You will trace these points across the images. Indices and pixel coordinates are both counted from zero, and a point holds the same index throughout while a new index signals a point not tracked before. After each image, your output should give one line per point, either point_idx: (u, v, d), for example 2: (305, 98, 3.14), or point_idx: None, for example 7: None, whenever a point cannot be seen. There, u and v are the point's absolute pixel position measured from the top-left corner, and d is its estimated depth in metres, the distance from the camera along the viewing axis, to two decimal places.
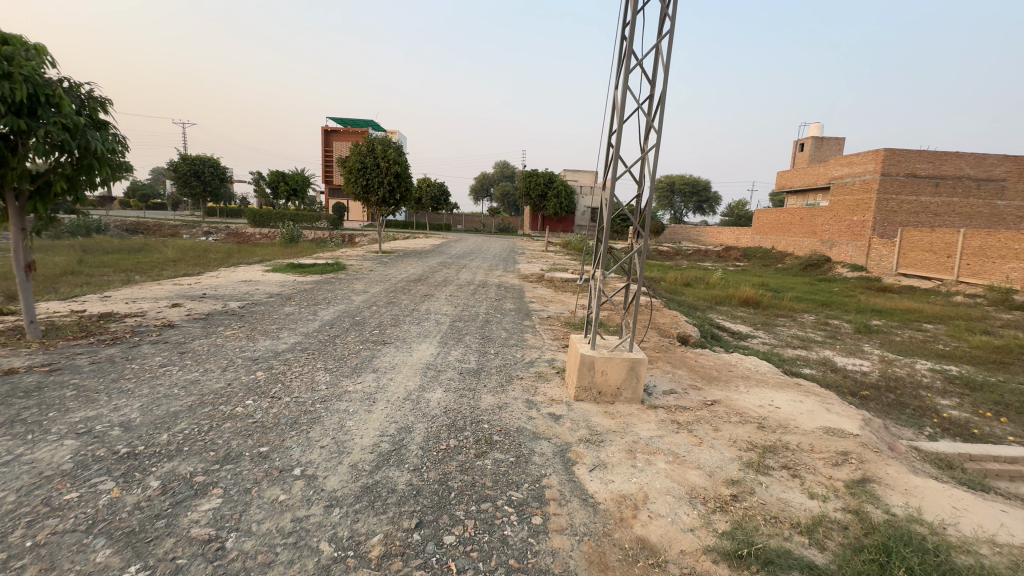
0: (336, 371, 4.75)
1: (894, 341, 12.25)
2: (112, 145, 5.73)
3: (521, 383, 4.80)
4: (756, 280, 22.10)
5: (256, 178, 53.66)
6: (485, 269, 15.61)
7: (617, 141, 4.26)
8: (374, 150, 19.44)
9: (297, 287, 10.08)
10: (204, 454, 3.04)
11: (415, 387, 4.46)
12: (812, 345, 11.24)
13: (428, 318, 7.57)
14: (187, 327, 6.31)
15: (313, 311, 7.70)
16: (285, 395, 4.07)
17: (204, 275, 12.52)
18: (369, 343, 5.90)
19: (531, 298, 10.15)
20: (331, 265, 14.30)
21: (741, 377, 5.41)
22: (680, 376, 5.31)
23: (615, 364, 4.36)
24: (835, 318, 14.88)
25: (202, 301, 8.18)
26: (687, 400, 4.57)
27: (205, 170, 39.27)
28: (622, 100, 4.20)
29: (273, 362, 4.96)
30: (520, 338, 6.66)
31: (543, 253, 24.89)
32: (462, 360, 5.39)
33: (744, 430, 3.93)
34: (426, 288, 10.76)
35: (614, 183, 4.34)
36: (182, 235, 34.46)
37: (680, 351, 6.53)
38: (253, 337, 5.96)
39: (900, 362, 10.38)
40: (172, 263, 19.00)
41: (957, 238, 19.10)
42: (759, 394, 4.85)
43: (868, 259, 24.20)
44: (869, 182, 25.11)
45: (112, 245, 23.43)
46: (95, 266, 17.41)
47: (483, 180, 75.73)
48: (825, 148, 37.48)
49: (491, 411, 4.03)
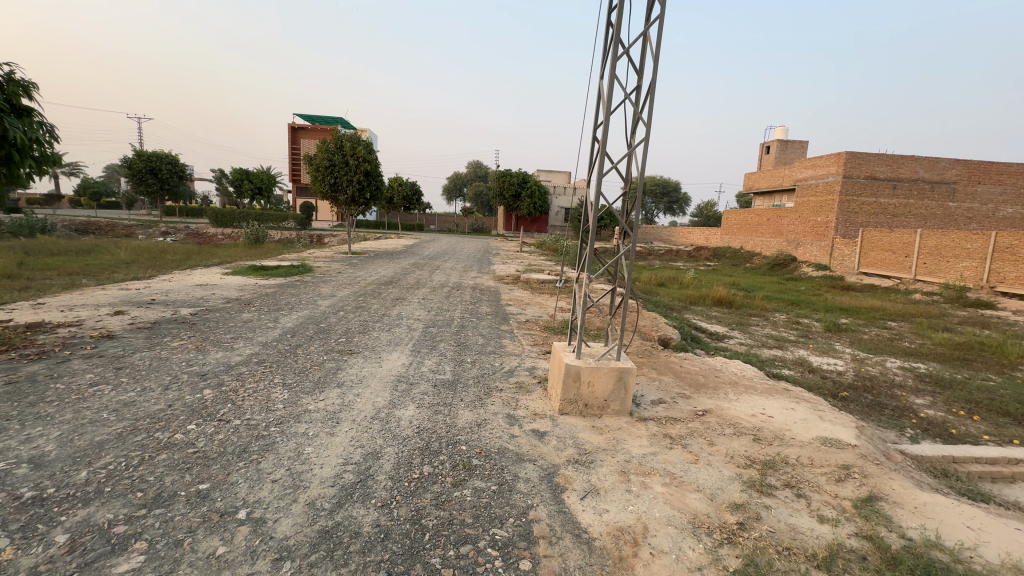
0: (297, 387, 4.27)
1: (864, 340, 12.47)
2: (39, 135, 5.09)
3: (501, 397, 4.43)
4: (728, 279, 22.41)
5: (218, 176, 51.60)
6: (460, 271, 15.18)
7: (603, 134, 3.96)
8: (342, 148, 18.72)
9: (259, 291, 9.44)
10: (129, 497, 2.56)
11: (386, 403, 4.05)
12: (787, 345, 11.30)
13: (400, 323, 7.12)
14: (128, 338, 5.66)
15: (274, 317, 7.12)
16: (235, 418, 3.59)
17: (157, 278, 11.66)
18: (335, 353, 5.41)
19: (508, 301, 9.78)
20: (296, 267, 13.59)
21: (729, 383, 5.20)
22: (667, 383, 5.04)
23: (602, 374, 4.05)
24: (805, 317, 15.10)
25: (150, 308, 7.47)
26: (677, 410, 4.30)
27: (162, 168, 37.34)
28: (609, 90, 3.91)
29: (224, 378, 4.44)
30: (498, 344, 6.28)
31: (517, 253, 24.60)
32: (436, 371, 4.98)
33: (740, 444, 3.68)
34: (397, 291, 10.27)
35: (600, 180, 4.03)
36: (137, 235, 32.68)
37: (664, 356, 6.29)
38: (204, 348, 5.38)
39: (871, 360, 10.51)
40: (123, 265, 17.83)
41: (914, 237, 19.82)
42: (750, 402, 4.64)
43: (832, 259, 24.90)
44: (832, 184, 25.86)
45: (58, 246, 21.93)
46: (37, 268, 16.17)
47: (456, 180, 75.18)
48: (790, 151, 38.55)
49: (470, 430, 3.66)
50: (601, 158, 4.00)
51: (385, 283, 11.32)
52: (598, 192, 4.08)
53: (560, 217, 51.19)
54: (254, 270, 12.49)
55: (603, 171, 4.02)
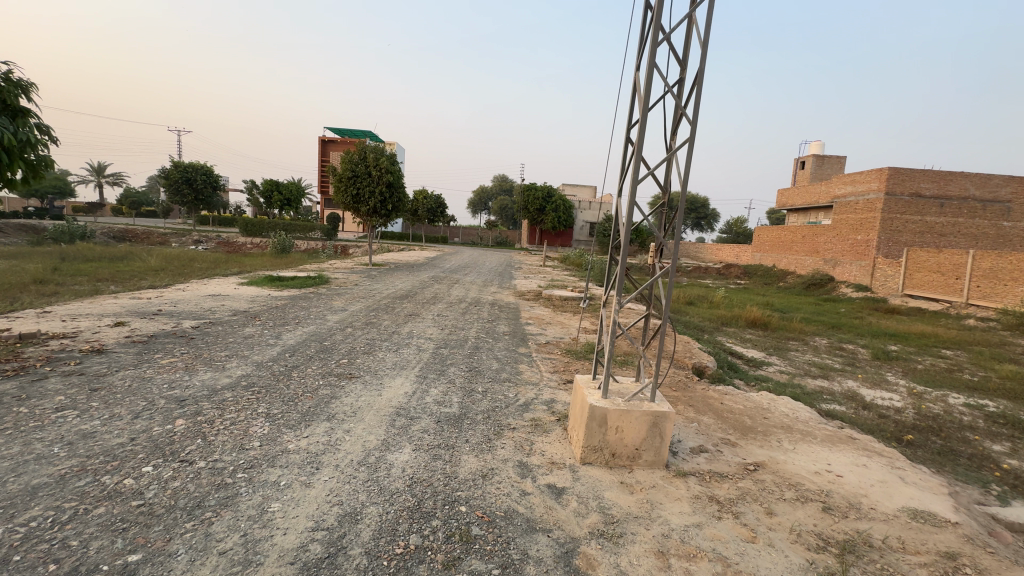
0: (279, 420, 3.74)
1: (919, 371, 11.31)
2: (32, 137, 4.82)
3: (512, 438, 3.80)
4: (761, 299, 21.28)
5: (250, 187, 53.01)
6: (480, 285, 14.71)
7: (639, 134, 3.37)
8: (365, 159, 18.60)
9: (269, 303, 9.10)
10: (37, 572, 2.04)
11: (380, 442, 3.50)
12: (832, 374, 10.30)
13: (409, 343, 6.58)
14: (117, 354, 5.28)
15: (277, 333, 6.68)
16: (200, 458, 3.07)
17: (174, 287, 11.56)
18: (332, 377, 4.88)
19: (527, 320, 9.19)
20: (314, 278, 13.36)
21: (781, 427, 4.43)
22: (709, 427, 4.30)
23: (634, 419, 3.40)
24: (849, 342, 13.96)
25: (152, 319, 7.16)
26: (723, 463, 3.59)
27: (197, 178, 38.41)
28: (647, 81, 3.33)
29: (204, 406, 3.95)
30: (514, 371, 5.66)
31: (540, 268, 24.00)
32: (441, 403, 4.39)
33: (808, 515, 2.96)
34: (412, 306, 9.79)
35: (634, 188, 3.42)
36: (170, 243, 33.58)
37: (701, 390, 5.55)
38: (193, 368, 4.93)
39: (931, 395, 9.40)
40: (150, 272, 18.00)
41: (965, 259, 18.36)
42: (810, 454, 3.88)
43: (872, 279, 23.44)
44: (873, 202, 24.40)
45: (94, 253, 22.47)
46: (68, 274, 16.44)
47: (481, 194, 75.27)
48: (826, 167, 37.09)
49: (472, 483, 3.05)
50: (635, 165, 3.39)
51: (401, 297, 10.91)
52: (632, 203, 3.46)
53: (585, 232, 50.33)
54: (271, 280, 12.30)
55: (637, 178, 3.42)
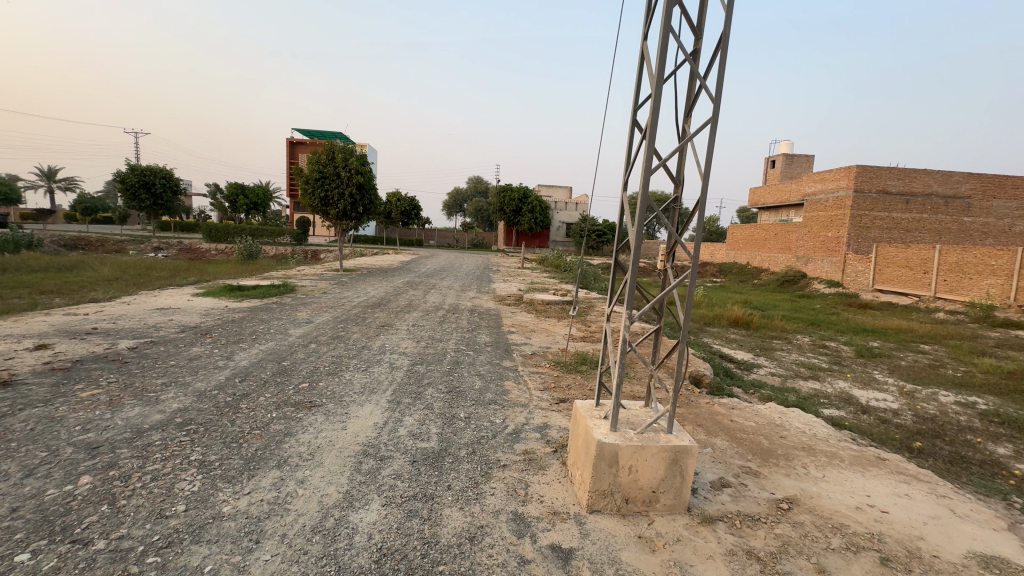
0: (215, 471, 3.02)
1: (902, 368, 11.19)
2: None
3: (502, 480, 3.18)
4: (740, 297, 21.26)
5: (215, 192, 50.85)
6: (457, 290, 14.03)
7: (653, 114, 2.81)
8: (334, 159, 17.64)
9: (225, 317, 8.24)
10: None
11: (342, 497, 2.83)
12: (821, 374, 10.04)
13: (380, 360, 5.88)
14: (27, 387, 4.41)
15: (229, 353, 5.88)
16: (100, 537, 2.34)
17: (120, 300, 10.49)
18: (287, 408, 4.15)
19: (510, 327, 8.60)
20: (278, 287, 12.44)
21: (803, 449, 3.94)
22: (724, 452, 3.80)
23: (650, 456, 2.84)
24: (831, 340, 13.84)
25: (83, 340, 6.25)
26: (752, 502, 3.07)
27: (156, 182, 36.33)
28: (663, 48, 2.78)
29: (123, 456, 3.18)
30: (499, 391, 5.01)
31: (518, 270, 23.44)
32: (419, 437, 3.73)
33: (865, 570, 2.45)
34: (385, 315, 9.06)
35: (646, 180, 2.85)
36: (127, 251, 31.65)
37: (705, 405, 5.05)
38: (118, 402, 4.12)
39: (921, 394, 9.19)
40: (100, 283, 16.64)
41: (932, 253, 18.65)
42: (843, 483, 3.40)
43: (844, 275, 23.72)
44: (843, 199, 24.77)
45: (38, 262, 20.77)
46: (6, 286, 15.01)
47: (456, 198, 74.26)
48: (796, 165, 37.70)
49: (458, 552, 2.42)
50: (648, 150, 2.83)
51: (373, 305, 10.18)
52: (642, 199, 2.90)
53: (562, 233, 50.16)
54: (229, 290, 11.36)
55: (649, 168, 2.86)
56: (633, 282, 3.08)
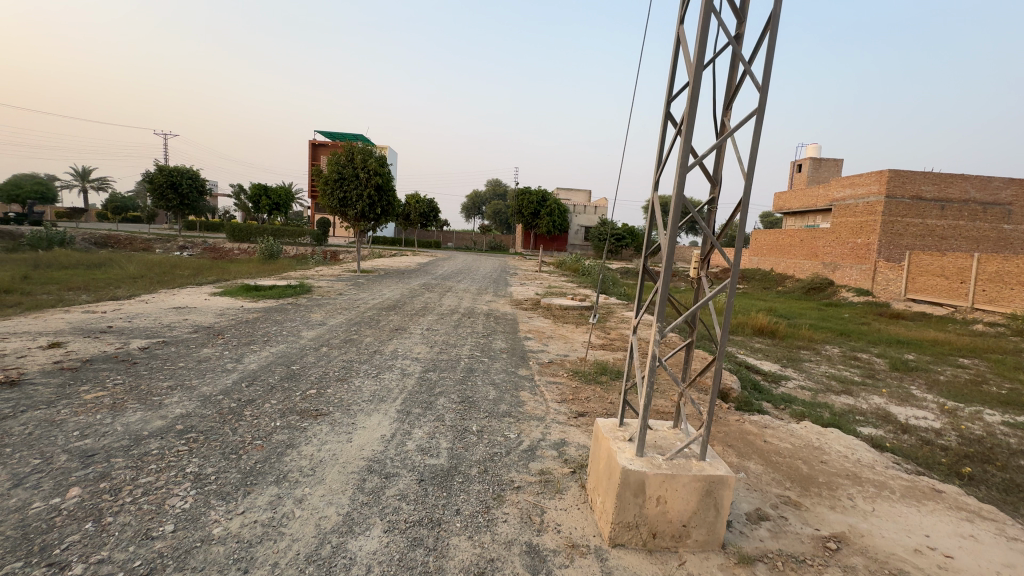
0: (210, 487, 2.83)
1: (942, 383, 10.53)
2: None
3: (515, 505, 2.91)
4: (764, 305, 20.60)
5: (240, 192, 51.96)
6: (474, 293, 13.84)
7: (691, 105, 2.53)
8: (353, 161, 17.67)
9: (239, 317, 8.19)
10: None
11: (342, 520, 2.60)
12: (853, 389, 9.49)
13: (392, 366, 5.67)
14: (33, 387, 4.32)
15: (238, 355, 5.76)
16: (78, 562, 2.15)
17: (141, 298, 10.60)
18: (292, 417, 3.96)
19: (526, 333, 8.35)
20: (295, 287, 12.42)
21: (848, 478, 3.58)
22: (760, 478, 3.46)
23: (680, 487, 2.54)
24: (863, 351, 13.20)
25: (98, 339, 6.22)
26: (797, 540, 2.74)
27: (182, 182, 37.16)
28: (704, 30, 2.50)
29: (116, 466, 3.01)
30: (514, 402, 4.74)
31: (535, 274, 23.19)
32: (428, 453, 3.50)
33: None
34: (399, 318, 8.89)
35: (681, 179, 2.57)
36: (154, 249, 32.45)
37: (735, 422, 4.70)
38: (120, 406, 3.99)
39: (964, 413, 8.58)
40: (126, 280, 16.96)
41: (971, 262, 17.73)
42: (897, 519, 3.04)
43: (874, 283, 22.78)
44: (873, 204, 23.85)
45: (70, 259, 21.38)
46: (37, 282, 15.42)
47: (474, 199, 74.55)
48: (823, 169, 36.60)
49: None
50: (685, 146, 2.55)
51: (388, 307, 10.04)
52: (676, 200, 2.61)
53: (580, 236, 49.74)
54: (247, 290, 11.37)
55: (685, 165, 2.57)
56: (664, 293, 2.78)
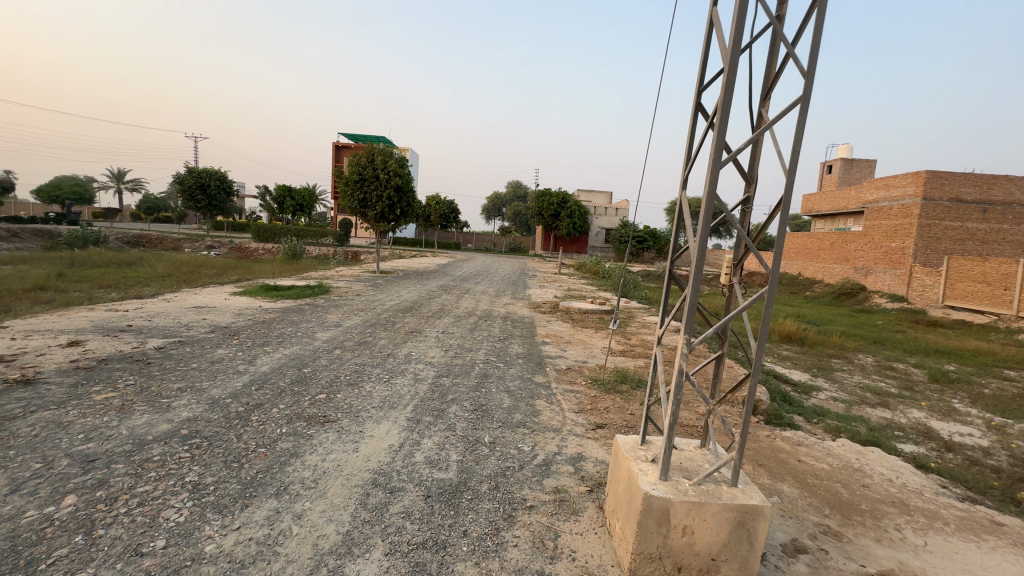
0: (207, 499, 2.70)
1: (987, 397, 9.87)
2: None
3: (527, 527, 2.70)
4: (791, 310, 19.91)
5: (266, 193, 53.11)
6: (492, 295, 13.68)
7: (726, 94, 2.29)
8: (373, 162, 17.72)
9: (256, 317, 8.19)
10: None
11: (341, 540, 2.44)
12: (890, 401, 8.96)
13: (404, 371, 5.52)
14: (47, 386, 4.32)
15: (251, 356, 5.70)
16: None
17: (163, 297, 10.76)
18: (299, 423, 3.83)
19: (544, 338, 8.14)
20: (314, 287, 12.47)
21: (895, 505, 3.26)
22: (795, 503, 3.17)
23: (708, 516, 2.30)
24: (898, 361, 12.53)
25: (116, 337, 6.27)
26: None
27: (210, 183, 38.12)
28: (741, 9, 2.26)
29: (115, 473, 2.91)
30: (530, 411, 4.53)
31: (554, 276, 22.92)
32: (436, 466, 3.32)
33: None
34: (415, 321, 8.77)
35: (713, 176, 2.33)
36: (183, 248, 33.36)
37: (765, 438, 4.40)
38: (129, 408, 3.93)
39: (1013, 430, 7.98)
40: (152, 279, 17.35)
41: (1017, 267, 16.60)
42: (954, 556, 2.72)
43: (909, 289, 21.66)
44: (909, 207, 22.63)
45: (103, 258, 22.06)
46: (69, 280, 15.90)
47: (494, 202, 74.75)
48: (855, 171, 35.31)
49: None
50: (718, 140, 2.31)
51: (404, 309, 9.96)
52: (707, 200, 2.36)
53: (601, 239, 49.18)
54: (266, 289, 11.43)
55: (719, 160, 2.32)
56: (693, 301, 2.53)
